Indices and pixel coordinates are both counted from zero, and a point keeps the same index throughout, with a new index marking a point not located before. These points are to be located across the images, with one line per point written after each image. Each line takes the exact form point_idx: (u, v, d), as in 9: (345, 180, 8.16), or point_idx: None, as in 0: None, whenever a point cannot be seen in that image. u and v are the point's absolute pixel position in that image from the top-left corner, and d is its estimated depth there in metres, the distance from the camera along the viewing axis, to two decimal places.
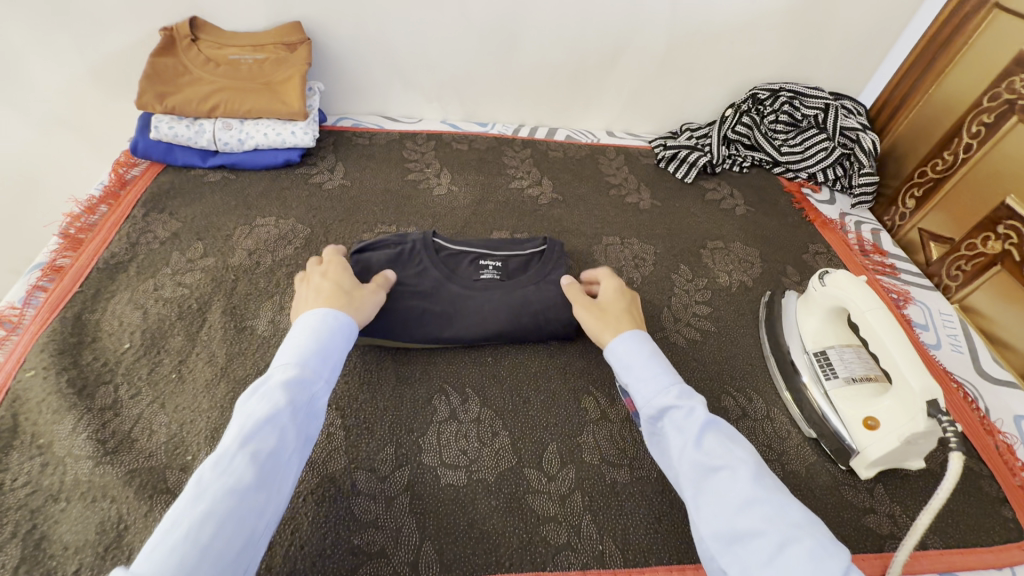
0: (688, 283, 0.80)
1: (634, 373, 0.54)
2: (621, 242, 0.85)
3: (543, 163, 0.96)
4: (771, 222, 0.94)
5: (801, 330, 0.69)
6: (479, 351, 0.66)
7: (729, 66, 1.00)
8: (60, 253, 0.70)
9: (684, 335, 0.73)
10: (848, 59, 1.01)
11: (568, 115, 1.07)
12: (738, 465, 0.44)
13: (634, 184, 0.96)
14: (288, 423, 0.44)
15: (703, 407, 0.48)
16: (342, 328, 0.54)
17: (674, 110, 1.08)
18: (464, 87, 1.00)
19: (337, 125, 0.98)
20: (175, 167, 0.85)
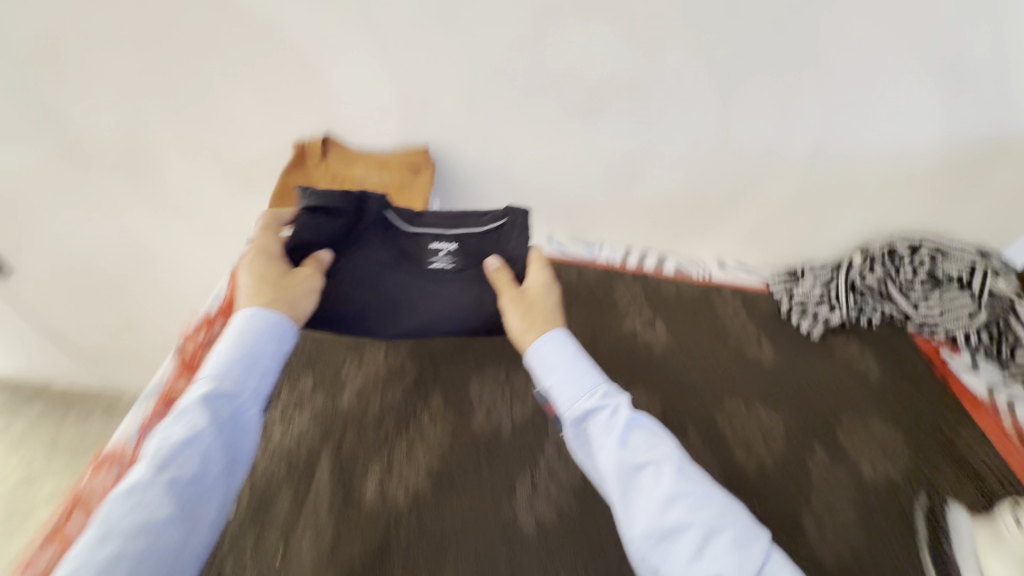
0: (823, 469, 0.71)
1: (558, 372, 0.59)
2: (746, 409, 0.77)
3: (654, 302, 0.92)
4: (913, 394, 0.84)
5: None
6: (597, 546, 0.61)
7: (865, 212, 0.92)
8: (175, 378, 0.68)
9: (832, 553, 0.63)
10: (1007, 217, 0.89)
11: (681, 243, 1.01)
12: (661, 460, 0.52)
13: (756, 335, 0.89)
14: (205, 438, 0.51)
15: (627, 406, 0.56)
16: (278, 327, 0.59)
17: (796, 247, 0.99)
18: (576, 209, 0.97)
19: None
20: None
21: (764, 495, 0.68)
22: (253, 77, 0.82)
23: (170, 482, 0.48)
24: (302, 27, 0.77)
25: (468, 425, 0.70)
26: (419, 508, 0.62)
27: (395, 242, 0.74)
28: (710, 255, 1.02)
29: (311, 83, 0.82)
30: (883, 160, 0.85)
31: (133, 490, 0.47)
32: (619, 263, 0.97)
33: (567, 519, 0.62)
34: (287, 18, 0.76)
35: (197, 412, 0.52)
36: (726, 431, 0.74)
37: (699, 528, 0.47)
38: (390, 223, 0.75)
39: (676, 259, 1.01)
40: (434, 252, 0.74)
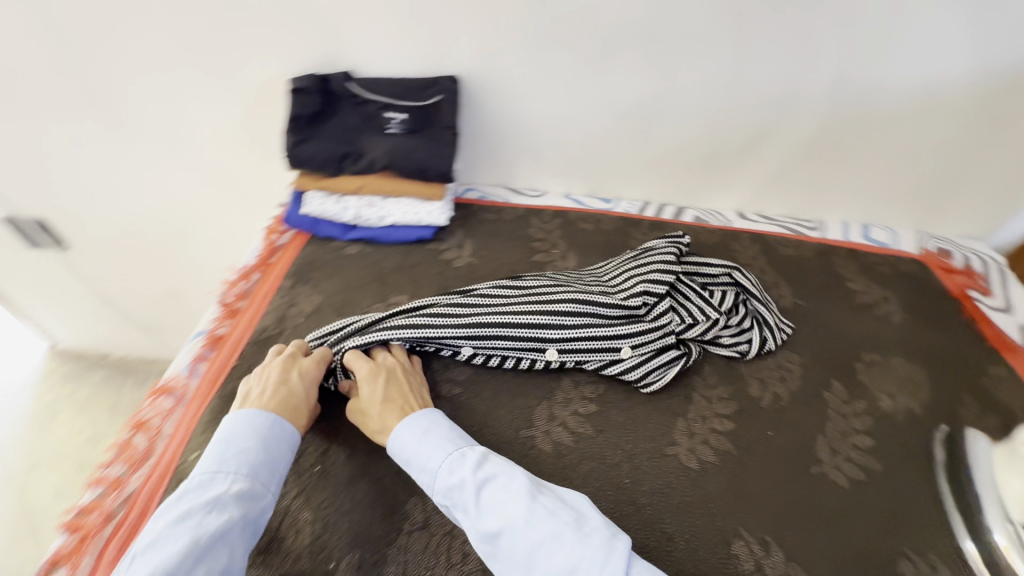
0: (977, 418, 0.72)
1: (411, 449, 0.58)
2: (884, 360, 0.78)
3: (776, 263, 0.91)
4: (941, 335, 0.82)
5: (1000, 491, 0.60)
6: (868, 504, 0.62)
7: (903, 154, 0.92)
8: (219, 322, 0.77)
9: (847, 473, 0.65)
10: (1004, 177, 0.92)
11: (524, 172, 1.03)
12: (512, 520, 0.50)
13: (882, 292, 0.88)
14: (236, 538, 0.49)
15: (474, 469, 0.55)
16: (287, 436, 0.59)
17: (819, 186, 0.98)
18: (535, 154, 0.99)
19: (533, 204, 1.00)
20: (318, 238, 0.90)
21: (790, 419, 0.70)
22: (487, 115, 0.94)
23: (207, 572, 0.46)
24: (516, 106, 0.92)
25: (839, 405, 0.72)
26: (588, 446, 0.66)
27: (361, 111, 0.87)
28: (729, 205, 1.03)
29: (543, 136, 0.96)
30: (912, 103, 0.84)
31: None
32: (635, 213, 1.01)
33: (851, 495, 0.63)
34: (388, 57, 0.87)
35: (231, 504, 0.50)
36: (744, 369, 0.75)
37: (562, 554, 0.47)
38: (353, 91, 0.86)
39: (754, 219, 1.02)
40: (384, 117, 0.86)
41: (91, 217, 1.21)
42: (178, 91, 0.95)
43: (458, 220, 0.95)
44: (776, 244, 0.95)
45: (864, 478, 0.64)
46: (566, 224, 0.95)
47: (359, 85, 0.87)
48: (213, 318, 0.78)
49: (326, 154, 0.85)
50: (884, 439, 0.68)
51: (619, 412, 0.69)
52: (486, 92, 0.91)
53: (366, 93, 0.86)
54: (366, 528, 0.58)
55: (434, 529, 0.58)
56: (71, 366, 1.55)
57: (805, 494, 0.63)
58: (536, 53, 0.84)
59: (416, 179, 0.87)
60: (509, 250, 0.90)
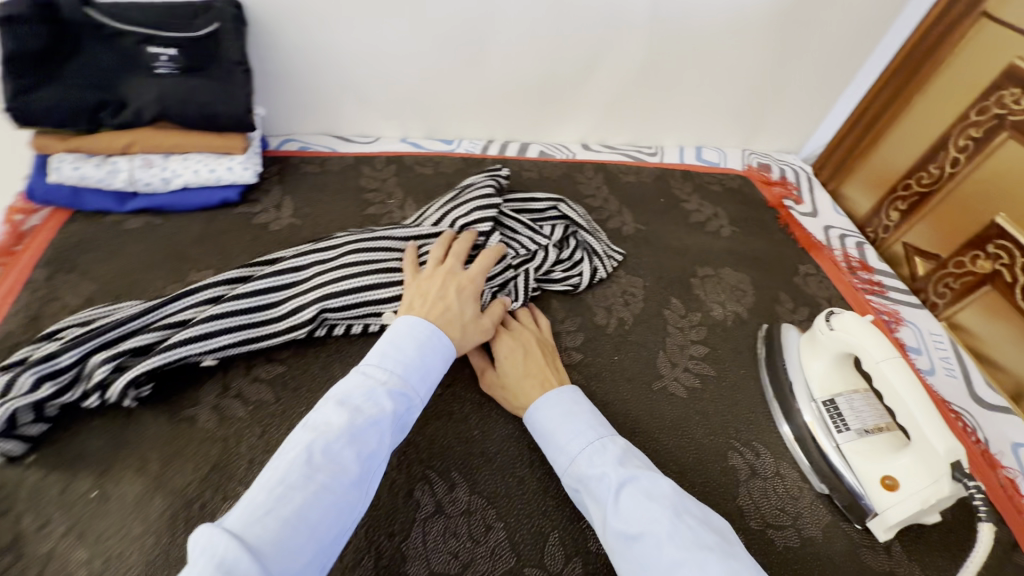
0: (792, 312, 0.79)
1: (555, 436, 0.53)
2: (715, 272, 0.82)
3: (618, 191, 0.92)
4: (761, 242, 0.88)
5: (807, 376, 0.65)
6: (702, 407, 0.65)
7: (726, 71, 0.95)
8: None
9: (684, 383, 0.68)
10: (810, 90, 1.00)
11: (350, 117, 0.91)
12: (655, 528, 0.42)
13: (712, 209, 0.92)
14: (389, 429, 0.44)
15: (617, 466, 0.48)
16: (438, 351, 0.52)
17: (656, 110, 0.99)
18: (357, 94, 0.88)
19: (364, 151, 0.90)
20: (86, 213, 0.72)
21: (633, 340, 0.71)
22: (287, 49, 0.80)
23: (358, 450, 0.41)
24: (317, 37, 0.79)
25: (677, 320, 0.74)
26: (433, 403, 0.61)
27: (116, 47, 0.69)
28: (573, 138, 1.01)
29: (360, 72, 0.84)
30: (722, 18, 0.86)
31: (314, 459, 0.39)
32: (479, 153, 0.95)
33: (688, 403, 0.66)
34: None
35: (387, 397, 0.46)
36: (589, 298, 0.75)
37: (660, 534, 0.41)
38: (94, 22, 0.67)
39: (597, 149, 1.01)
40: (150, 55, 0.69)
41: None
42: None
43: (274, 176, 0.82)
44: (618, 172, 0.95)
45: (699, 384, 0.68)
46: (401, 170, 0.86)
47: (107, 14, 0.68)
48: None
49: (69, 104, 0.67)
50: (717, 344, 0.73)
51: (467, 361, 0.66)
52: (280, 22, 0.77)
53: (119, 26, 0.68)
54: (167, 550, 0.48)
55: None
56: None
57: (647, 409, 0.64)
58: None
59: (202, 129, 0.72)
60: (337, 203, 0.80)
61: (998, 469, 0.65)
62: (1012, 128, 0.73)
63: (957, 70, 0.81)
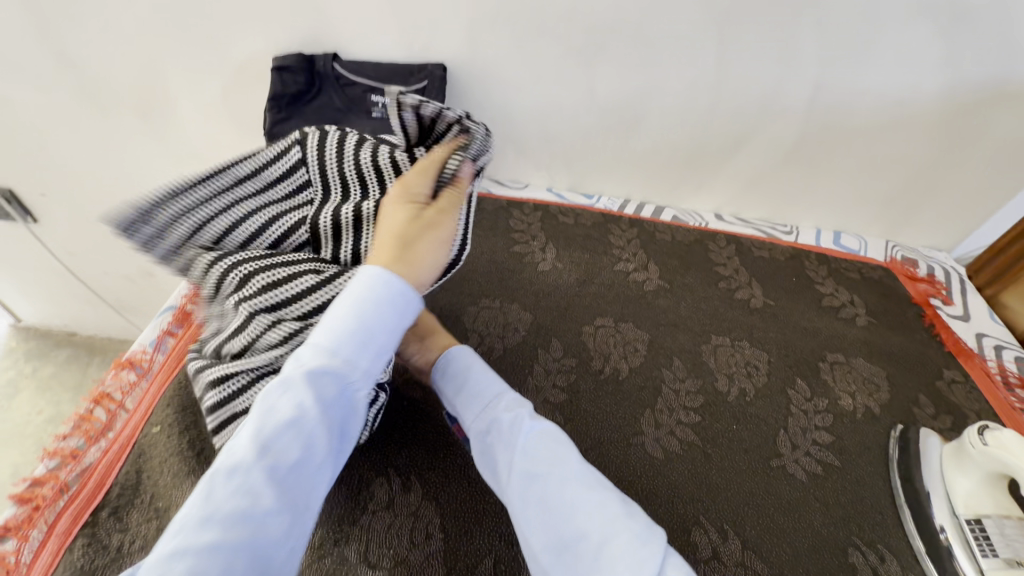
0: (931, 419, 0.74)
1: (467, 386, 0.58)
2: (846, 361, 0.80)
3: (749, 264, 0.93)
4: (901, 339, 0.85)
5: (950, 489, 0.61)
6: (823, 494, 0.64)
7: (879, 162, 0.94)
8: (189, 298, 0.75)
9: (804, 467, 0.67)
10: (976, 190, 0.95)
11: (507, 165, 1.03)
12: (556, 470, 0.48)
13: (848, 296, 0.91)
14: (313, 426, 0.43)
15: (527, 415, 0.53)
16: (400, 301, 0.49)
17: (798, 190, 1.01)
18: (518, 147, 1.00)
19: (514, 195, 1.01)
20: None
21: (753, 413, 0.72)
22: (471, 105, 0.94)
23: (290, 450, 0.41)
24: (498, 98, 0.93)
25: (801, 402, 0.74)
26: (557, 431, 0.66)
27: (346, 92, 0.86)
28: (707, 207, 1.06)
29: (526, 128, 0.96)
30: (883, 112, 0.87)
31: (241, 464, 0.40)
32: (616, 210, 1.02)
33: (809, 488, 0.65)
34: (375, 40, 0.87)
35: (311, 381, 0.44)
36: (710, 362, 0.77)
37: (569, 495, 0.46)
38: (337, 75, 0.86)
39: (730, 221, 1.04)
40: (371, 103, 0.86)
41: (62, 192, 1.18)
42: (160, 67, 0.94)
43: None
44: (750, 245, 0.97)
45: (821, 471, 0.66)
46: (546, 217, 0.96)
47: (347, 68, 0.86)
48: (184, 293, 0.76)
49: None
50: (846, 434, 0.71)
51: (588, 400, 0.71)
52: (472, 83, 0.91)
53: (354, 79, 0.86)
54: (330, 507, 0.57)
55: (398, 509, 0.57)
56: (37, 343, 1.50)
57: (763, 483, 0.65)
58: (522, 42, 0.85)
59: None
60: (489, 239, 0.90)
61: None
62: None
63: None
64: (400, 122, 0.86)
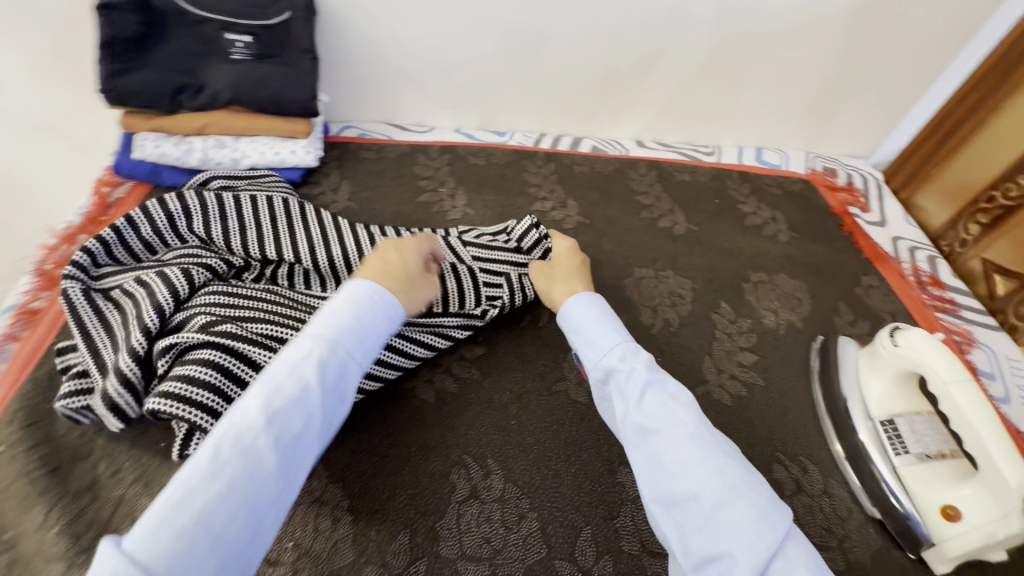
0: (851, 326, 0.75)
1: (582, 334, 0.56)
2: (770, 279, 0.79)
3: (671, 190, 0.89)
4: (822, 250, 0.84)
5: (865, 392, 0.61)
6: (749, 415, 0.63)
7: (796, 70, 0.91)
8: (35, 294, 0.64)
9: (731, 390, 0.65)
10: (888, 92, 0.94)
11: (407, 106, 0.93)
12: (674, 429, 0.45)
13: (770, 213, 0.89)
14: (316, 408, 0.41)
15: (644, 369, 0.50)
16: (388, 309, 0.48)
17: (718, 107, 0.96)
18: (415, 85, 0.90)
19: (415, 140, 0.92)
20: (163, 187, 0.77)
21: (678, 342, 0.69)
22: (354, 40, 0.83)
23: (278, 439, 0.39)
24: (383, 28, 0.82)
25: (727, 326, 0.72)
26: (472, 389, 0.61)
27: (195, 31, 0.72)
28: (627, 134, 1.00)
29: (421, 62, 0.86)
30: (796, 14, 0.82)
31: (222, 455, 0.37)
32: (532, 146, 0.94)
33: (734, 410, 0.64)
34: None
35: (311, 372, 0.42)
36: (634, 296, 0.74)
37: (686, 457, 0.43)
38: (178, 10, 0.71)
39: (652, 147, 1.00)
40: (227, 43, 0.73)
41: None
42: None
43: (331, 161, 0.85)
44: (672, 170, 0.93)
45: (746, 393, 0.65)
46: (454, 159, 0.88)
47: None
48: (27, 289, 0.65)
49: (155, 87, 0.71)
50: (772, 352, 0.70)
51: (508, 350, 0.66)
52: (348, 12, 0.79)
53: (201, 14, 0.72)
54: None
55: (301, 498, 0.52)
56: None
57: None
58: None
59: (273, 115, 0.75)
60: (390, 190, 0.82)
61: None
62: None
63: None
64: (267, 62, 0.74)
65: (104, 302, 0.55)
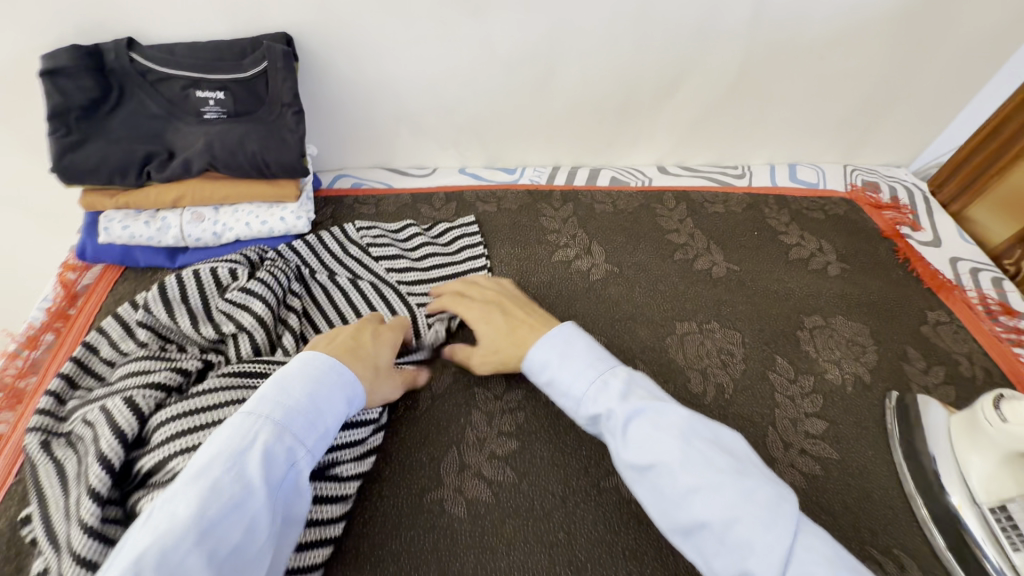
0: (925, 375, 0.66)
1: (552, 378, 0.50)
2: (827, 324, 0.70)
3: (704, 224, 0.81)
4: (877, 283, 0.76)
5: (966, 471, 0.53)
6: (827, 501, 0.55)
7: (832, 81, 0.82)
8: None
9: (802, 469, 0.57)
10: (934, 98, 0.85)
11: (404, 149, 0.84)
12: (666, 459, 0.41)
13: (815, 243, 0.80)
14: (259, 511, 0.37)
15: (622, 402, 0.45)
16: (347, 385, 0.46)
17: (746, 126, 0.87)
18: (412, 127, 0.81)
19: (416, 186, 0.83)
20: (137, 269, 0.69)
21: (735, 412, 0.61)
22: (341, 84, 0.74)
23: (213, 553, 0.34)
24: (372, 69, 0.72)
25: (785, 387, 0.64)
26: (508, 496, 0.53)
27: (160, 92, 0.64)
28: (648, 161, 0.91)
29: (418, 102, 0.77)
30: (833, 21, 0.73)
31: (147, 564, 0.31)
32: (545, 183, 0.86)
33: (808, 496, 0.55)
34: (182, 15, 0.64)
35: (255, 467, 0.38)
36: (679, 358, 0.65)
37: (692, 487, 0.40)
38: (139, 69, 0.62)
39: (676, 173, 0.91)
40: (198, 102, 0.64)
41: None
42: None
43: (325, 220, 0.76)
44: (702, 200, 0.84)
45: (820, 471, 0.57)
46: (461, 207, 0.79)
47: (149, 55, 0.62)
48: None
49: (119, 160, 0.62)
50: (843, 418, 0.61)
51: (545, 440, 0.57)
52: (331, 54, 0.70)
53: (165, 72, 0.63)
54: None
55: None
56: None
57: None
58: None
59: (255, 179, 0.66)
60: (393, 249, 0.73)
61: None
62: None
63: None
64: (244, 120, 0.65)
65: (62, 450, 0.46)
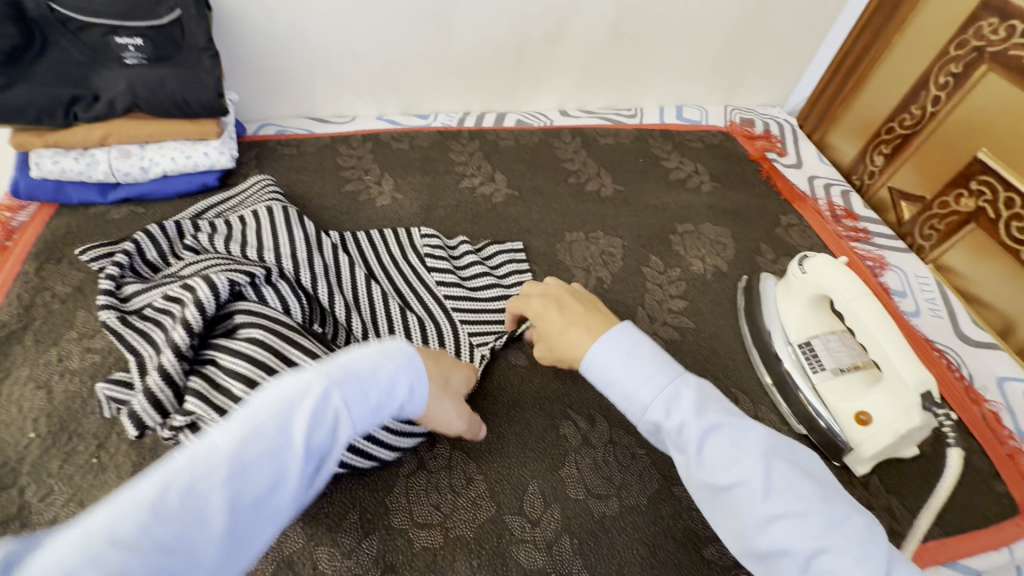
0: (773, 263, 0.79)
1: (614, 388, 0.46)
2: (695, 229, 0.82)
3: (596, 154, 0.91)
4: (741, 196, 0.88)
5: (783, 321, 0.65)
6: (683, 358, 0.66)
7: (703, 25, 0.93)
8: None
9: (664, 336, 0.68)
10: (793, 38, 0.98)
11: (324, 98, 0.92)
12: (751, 481, 0.38)
13: (692, 166, 0.92)
14: (296, 475, 0.33)
15: (694, 413, 0.42)
16: (414, 380, 0.42)
17: (634, 70, 0.98)
18: (329, 76, 0.88)
19: (336, 131, 0.91)
20: (70, 206, 0.75)
21: (611, 298, 0.72)
22: (257, 34, 0.81)
23: (237, 502, 0.30)
24: (286, 19, 0.80)
25: (655, 277, 0.75)
26: None
27: (81, 39, 0.68)
28: (550, 105, 1.01)
29: (332, 51, 0.85)
30: None
31: (169, 500, 0.27)
32: (455, 126, 0.95)
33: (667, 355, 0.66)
34: None
35: (315, 430, 0.34)
36: (566, 259, 0.76)
37: (778, 513, 0.36)
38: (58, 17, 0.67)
39: (576, 115, 1.01)
40: (118, 48, 0.69)
41: None
42: None
43: (250, 161, 0.83)
44: (595, 135, 0.95)
45: (679, 337, 0.68)
46: (377, 146, 0.87)
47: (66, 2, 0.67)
48: None
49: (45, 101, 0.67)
50: (701, 298, 0.73)
51: None
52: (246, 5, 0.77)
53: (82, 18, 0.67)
54: None
55: None
56: None
57: None
58: None
59: (178, 117, 0.73)
60: (314, 182, 0.81)
61: (981, 404, 0.67)
62: (990, 63, 0.73)
63: (925, 28, 0.82)
64: (165, 64, 0.71)
65: (142, 325, 0.52)
